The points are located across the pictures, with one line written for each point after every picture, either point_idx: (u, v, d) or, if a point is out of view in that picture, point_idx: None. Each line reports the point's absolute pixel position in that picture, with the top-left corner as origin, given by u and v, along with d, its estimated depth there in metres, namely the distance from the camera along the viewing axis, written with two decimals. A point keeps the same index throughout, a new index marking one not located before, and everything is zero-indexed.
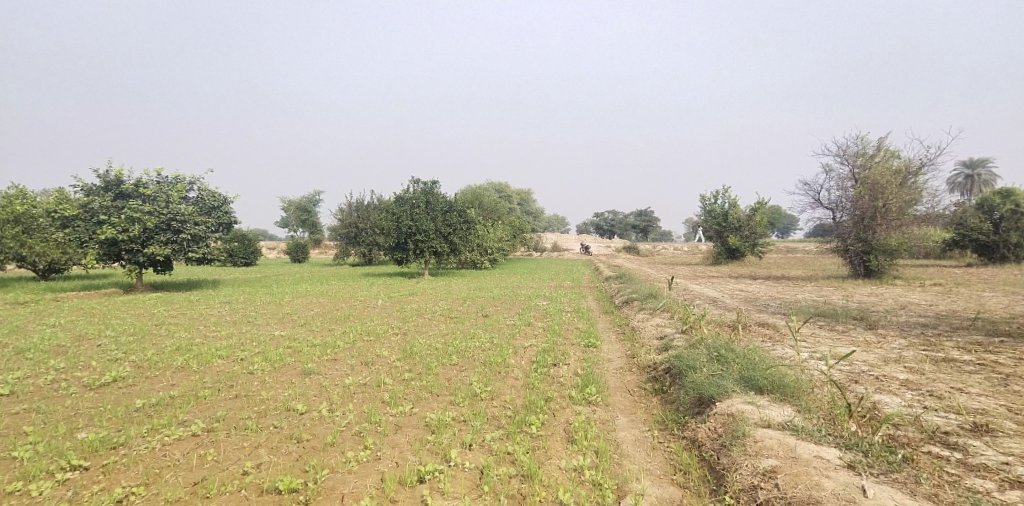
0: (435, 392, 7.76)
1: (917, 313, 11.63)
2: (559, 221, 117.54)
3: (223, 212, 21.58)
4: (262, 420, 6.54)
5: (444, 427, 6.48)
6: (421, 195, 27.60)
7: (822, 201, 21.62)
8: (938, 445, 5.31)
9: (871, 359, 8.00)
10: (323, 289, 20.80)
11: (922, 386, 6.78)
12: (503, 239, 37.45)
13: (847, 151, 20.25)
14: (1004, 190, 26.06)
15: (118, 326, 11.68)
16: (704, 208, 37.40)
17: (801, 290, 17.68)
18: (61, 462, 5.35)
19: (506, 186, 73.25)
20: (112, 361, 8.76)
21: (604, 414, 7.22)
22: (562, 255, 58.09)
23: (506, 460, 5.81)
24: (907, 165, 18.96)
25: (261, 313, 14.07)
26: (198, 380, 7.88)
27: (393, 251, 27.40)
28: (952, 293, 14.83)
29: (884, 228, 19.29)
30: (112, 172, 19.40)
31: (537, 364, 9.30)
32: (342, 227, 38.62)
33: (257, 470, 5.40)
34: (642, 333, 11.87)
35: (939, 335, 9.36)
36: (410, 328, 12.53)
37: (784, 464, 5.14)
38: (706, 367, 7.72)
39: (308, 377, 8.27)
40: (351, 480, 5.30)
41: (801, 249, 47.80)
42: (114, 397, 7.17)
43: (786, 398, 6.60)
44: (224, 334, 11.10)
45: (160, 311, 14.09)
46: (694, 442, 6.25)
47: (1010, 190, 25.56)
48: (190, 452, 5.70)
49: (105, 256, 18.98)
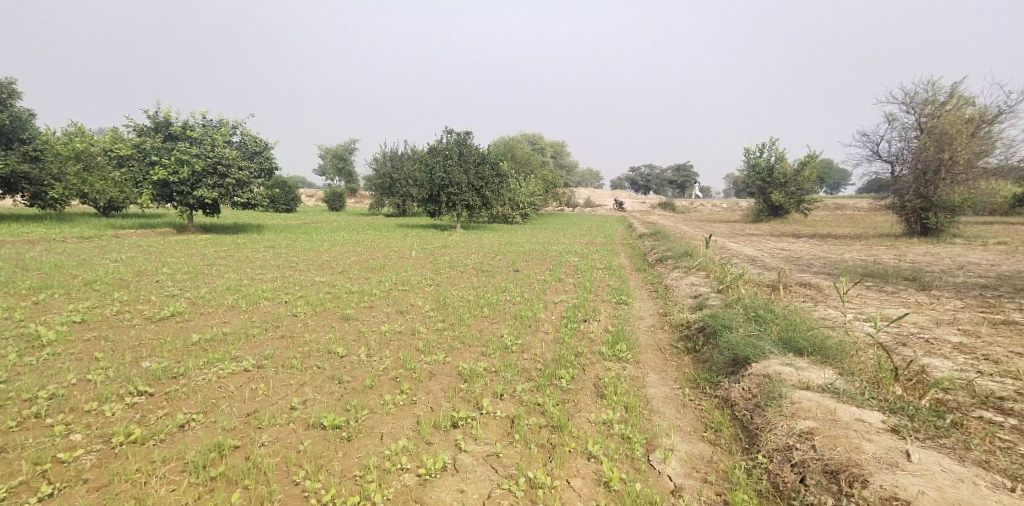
0: (468, 342, 7.92)
1: (976, 274, 11.09)
2: (594, 176, 115.90)
3: (265, 157, 21.97)
4: (306, 361, 6.82)
5: (476, 377, 6.62)
6: (455, 146, 27.48)
7: (880, 153, 20.49)
8: (990, 410, 5.15)
9: (922, 321, 7.73)
10: (360, 238, 21.20)
11: (976, 350, 6.53)
12: (535, 194, 37.16)
13: (914, 99, 18.96)
14: None
15: (172, 264, 12.24)
16: (748, 162, 36.06)
17: (846, 250, 17.06)
18: (129, 387, 5.72)
19: (541, 137, 72.00)
20: (169, 297, 9.22)
21: (634, 371, 7.25)
22: (597, 211, 57.37)
23: (537, 411, 5.94)
24: (983, 112, 17.56)
25: (302, 259, 14.52)
26: (247, 319, 8.25)
27: (427, 204, 27.70)
28: (1015, 253, 14.06)
29: (948, 183, 18.30)
30: (161, 113, 19.84)
31: (568, 319, 9.36)
32: (377, 177, 39.10)
33: (303, 406, 5.66)
34: (676, 292, 11.76)
35: (998, 297, 8.93)
36: (443, 280, 12.73)
37: (822, 426, 5.09)
38: (742, 327, 7.61)
39: (347, 322, 8.55)
40: (389, 421, 5.51)
41: (851, 206, 45.82)
42: (173, 331, 7.58)
43: (827, 361, 6.47)
44: (269, 277, 11.54)
45: (209, 252, 14.65)
46: (727, 402, 6.22)
47: None
48: (242, 385, 6.01)
49: (157, 197, 19.69)
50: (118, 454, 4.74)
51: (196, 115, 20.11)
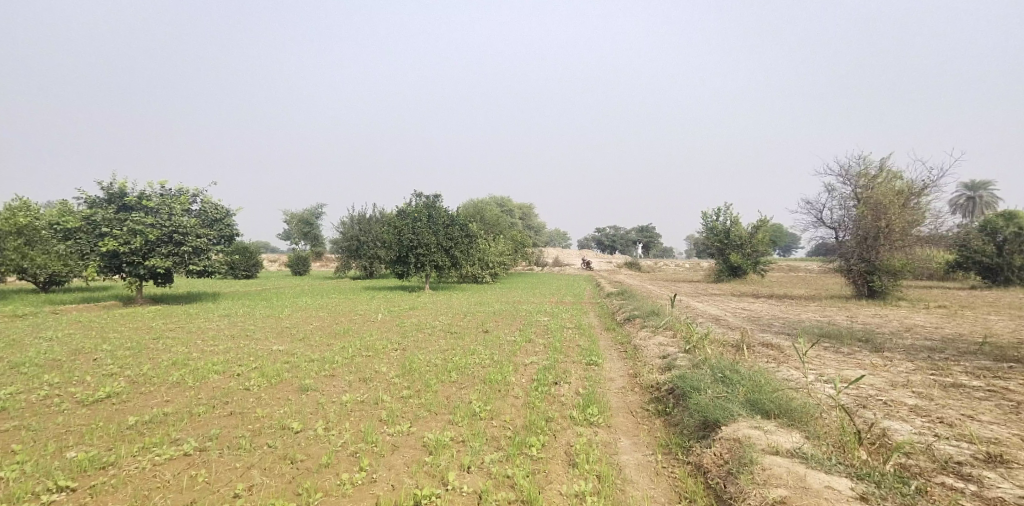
0: (434, 410, 7.61)
1: (923, 335, 11.48)
2: (562, 236, 117.97)
3: (225, 224, 21.57)
4: (256, 439, 6.39)
5: (441, 448, 6.31)
6: (423, 209, 27.65)
7: (824, 220, 21.56)
8: (951, 476, 5.16)
9: (879, 383, 7.85)
10: (323, 303, 20.67)
11: (931, 412, 6.63)
12: (504, 254, 37.36)
13: (849, 172, 20.25)
14: (1007, 213, 26.10)
15: (115, 340, 11.57)
16: (706, 225, 37.39)
17: (804, 309, 17.51)
18: (48, 483, 5.20)
19: (509, 201, 73.22)
20: (107, 377, 8.62)
21: (606, 436, 7.05)
22: (564, 271, 57.97)
23: (505, 485, 5.64)
24: (910, 186, 18.86)
25: (260, 327, 13.96)
26: (193, 396, 7.75)
27: (395, 265, 27.34)
28: (956, 316, 14.69)
29: (888, 249, 19.26)
30: (116, 184, 19.45)
31: (537, 382, 9.14)
32: (343, 240, 38.76)
33: (248, 492, 5.25)
34: (644, 352, 11.72)
35: (946, 359, 9.21)
36: (409, 344, 12.38)
37: (794, 494, 4.97)
38: (710, 389, 7.57)
39: (305, 394, 8.13)
40: (345, 504, 5.13)
41: (804, 268, 47.59)
42: (107, 414, 7.03)
43: (793, 424, 6.43)
44: (222, 348, 10.99)
45: (159, 325, 13.96)
46: (699, 468, 6.08)
47: (1014, 212, 25.58)
48: (181, 472, 5.56)
49: (106, 268, 18.91)
50: None
51: (153, 185, 19.80)
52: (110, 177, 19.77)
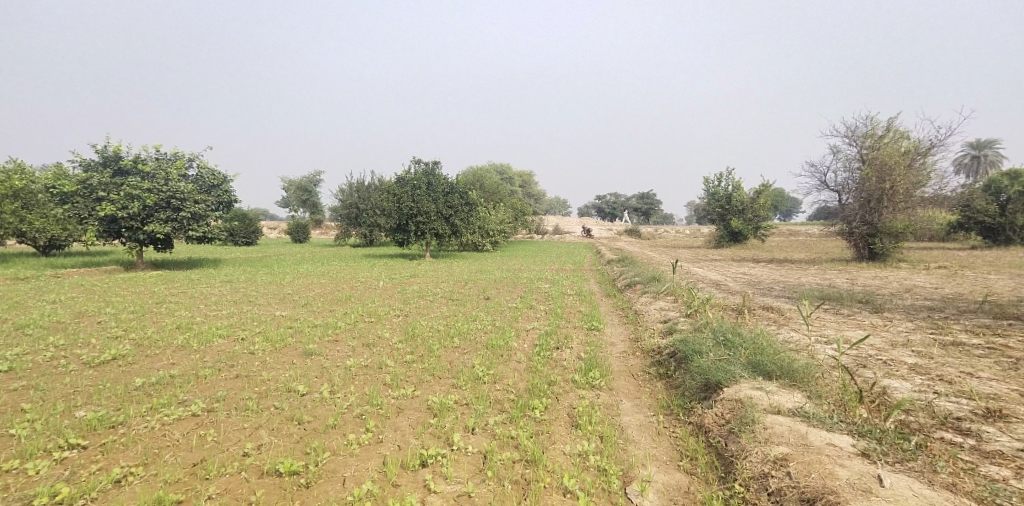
0: (439, 374, 7.67)
1: (921, 296, 11.51)
2: (561, 204, 117.52)
3: (223, 190, 21.37)
4: (262, 401, 6.45)
5: (446, 411, 6.38)
6: (422, 176, 27.37)
7: (828, 184, 21.35)
8: (950, 431, 5.21)
9: (878, 343, 7.90)
10: (324, 270, 20.68)
11: (930, 370, 6.67)
12: (505, 222, 37.29)
13: (855, 133, 19.91)
14: (1011, 173, 26.07)
15: (118, 304, 11.59)
16: (707, 191, 37.13)
17: (804, 273, 17.54)
18: (58, 441, 5.27)
19: (509, 168, 72.55)
20: (111, 339, 8.67)
21: (608, 398, 7.13)
22: (565, 238, 57.91)
23: (510, 445, 5.72)
24: (917, 146, 18.56)
25: (262, 293, 14.00)
26: (198, 360, 7.81)
27: (395, 233, 27.26)
28: (955, 276, 14.72)
29: (891, 211, 19.20)
30: (110, 147, 19.21)
31: (540, 347, 9.19)
32: (342, 208, 38.51)
33: (257, 452, 5.31)
34: (645, 317, 11.78)
35: (944, 318, 9.25)
36: (412, 310, 12.44)
37: (796, 451, 5.03)
38: (712, 352, 7.60)
39: (309, 358, 8.18)
40: (353, 463, 5.21)
41: (803, 232, 47.57)
42: (114, 376, 7.09)
43: (795, 384, 6.48)
44: (225, 313, 11.02)
45: (160, 290, 13.96)
46: (701, 428, 6.15)
47: (1019, 172, 25.66)
48: (190, 432, 5.63)
49: (104, 233, 18.83)
50: None
51: (149, 149, 19.55)
52: (104, 140, 19.49)
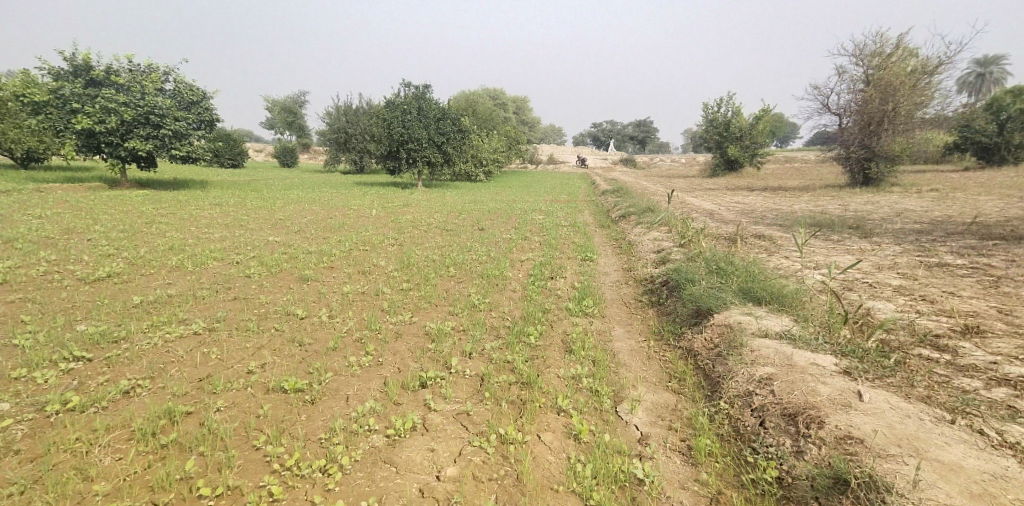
0: (435, 302, 7.81)
1: (912, 219, 11.60)
2: (556, 132, 115.20)
3: (203, 108, 20.66)
4: (262, 323, 6.57)
5: (444, 336, 6.54)
6: (412, 100, 26.44)
7: (830, 106, 20.89)
8: (928, 348, 5.42)
9: (866, 266, 8.06)
10: (315, 197, 20.43)
11: (914, 291, 6.86)
12: (498, 150, 36.60)
13: (863, 51, 19.21)
14: (1015, 88, 25.10)
15: (107, 223, 11.49)
16: (705, 117, 36.34)
17: (796, 201, 17.53)
18: (63, 353, 5.39)
19: (503, 92, 70.31)
20: (104, 257, 8.69)
21: (601, 325, 7.32)
22: (559, 167, 57.17)
23: (506, 369, 5.92)
24: (924, 64, 18.02)
25: (253, 217, 13.88)
26: (194, 280, 7.88)
27: (385, 160, 26.77)
28: (946, 199, 14.76)
29: (890, 133, 18.92)
30: (79, 56, 18.19)
31: (535, 277, 9.33)
32: (330, 131, 37.52)
33: (260, 370, 5.48)
34: (639, 247, 11.88)
35: (932, 241, 9.38)
36: (406, 239, 12.46)
37: (780, 372, 5.25)
38: (704, 280, 7.75)
39: (305, 284, 8.27)
40: (354, 383, 5.39)
41: (800, 158, 47.05)
42: (110, 292, 7.17)
43: (783, 309, 6.65)
44: (217, 236, 10.99)
45: (148, 210, 13.80)
46: (690, 352, 6.37)
47: (1022, 85, 24.63)
48: (193, 349, 5.77)
49: (83, 148, 18.40)
50: (54, 424, 4.49)
51: (121, 60, 18.54)
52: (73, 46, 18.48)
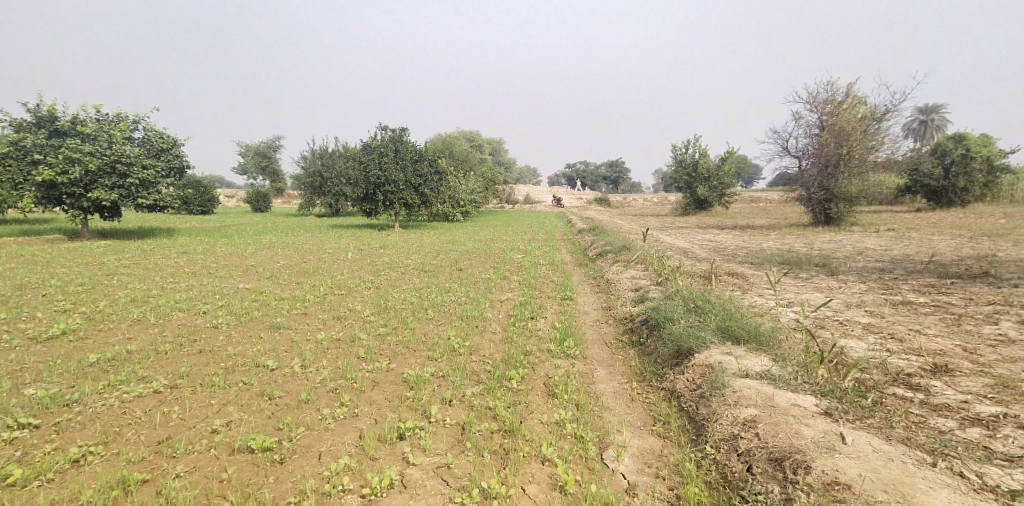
0: (413, 347, 7.61)
1: (874, 257, 11.97)
2: (531, 173, 117.21)
3: (173, 155, 20.48)
4: (229, 377, 6.28)
5: (423, 383, 6.33)
6: (389, 142, 26.59)
7: (790, 150, 21.71)
8: (902, 387, 5.44)
9: (836, 304, 8.19)
10: (289, 241, 20.16)
11: (883, 329, 6.95)
12: (475, 191, 36.87)
13: (817, 99, 20.15)
14: (956, 135, 26.79)
15: (64, 276, 11.07)
16: (674, 159, 37.46)
17: (766, 239, 17.97)
18: (7, 420, 5.03)
19: (478, 135, 71.60)
20: (59, 313, 8.30)
21: (583, 367, 7.21)
22: (535, 208, 57.86)
23: (488, 416, 5.73)
24: (873, 111, 18.99)
25: (222, 265, 13.54)
26: (156, 334, 7.54)
27: (362, 204, 26.84)
28: (904, 238, 15.33)
29: (846, 175, 19.69)
30: (44, 106, 18.06)
31: (515, 318, 9.21)
32: (306, 176, 37.54)
33: (226, 428, 5.19)
34: (617, 285, 11.92)
35: (895, 278, 9.65)
36: (382, 282, 12.27)
37: (763, 413, 5.18)
38: (684, 318, 7.73)
39: (277, 332, 7.99)
40: (327, 438, 5.14)
41: (764, 199, 48.69)
42: (64, 351, 6.81)
43: (761, 348, 6.65)
44: (183, 286, 10.64)
45: (110, 261, 13.38)
46: (673, 393, 6.28)
47: (962, 134, 26.37)
48: (152, 409, 5.45)
49: (43, 200, 17.83)
50: None
51: (88, 109, 18.45)
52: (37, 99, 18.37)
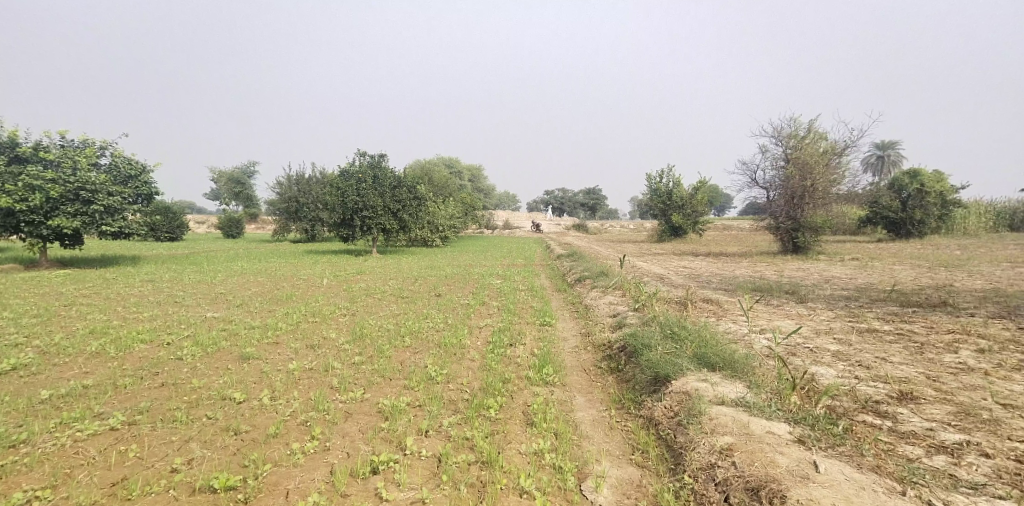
0: (389, 376, 7.50)
1: (841, 286, 12.31)
2: (510, 199, 118.02)
3: (141, 181, 20.13)
4: (193, 411, 6.10)
5: (398, 414, 6.24)
6: (367, 169, 26.53)
7: (757, 181, 22.33)
8: (871, 414, 5.57)
9: (806, 331, 8.36)
10: (262, 267, 19.86)
11: (851, 356, 7.11)
12: (454, 217, 36.86)
13: (781, 133, 20.86)
14: (910, 171, 28.19)
15: (20, 307, 10.67)
16: (649, 187, 38.27)
17: (738, 266, 18.35)
18: None
19: (457, 161, 72.05)
20: (12, 347, 7.99)
21: (561, 395, 7.19)
22: (514, 233, 58.09)
23: (465, 447, 5.66)
24: (834, 146, 19.75)
25: (191, 293, 13.23)
26: (117, 368, 7.30)
27: (339, 228, 26.59)
28: (867, 267, 15.82)
29: (811, 206, 20.34)
30: (6, 132, 17.68)
31: (493, 344, 9.16)
32: (280, 202, 36.68)
33: (187, 467, 5.03)
34: (595, 311, 11.99)
35: (861, 306, 9.92)
36: (359, 309, 12.12)
37: (739, 441, 5.23)
38: (660, 345, 7.80)
39: (247, 363, 7.81)
40: (297, 474, 5.01)
41: (736, 227, 49.83)
42: (15, 388, 6.55)
43: (736, 375, 6.72)
44: (148, 316, 10.35)
45: (72, 291, 12.96)
46: (651, 421, 6.30)
47: (916, 170, 27.76)
48: (108, 448, 5.26)
49: (1, 228, 17.29)
50: None
51: (52, 135, 18.12)
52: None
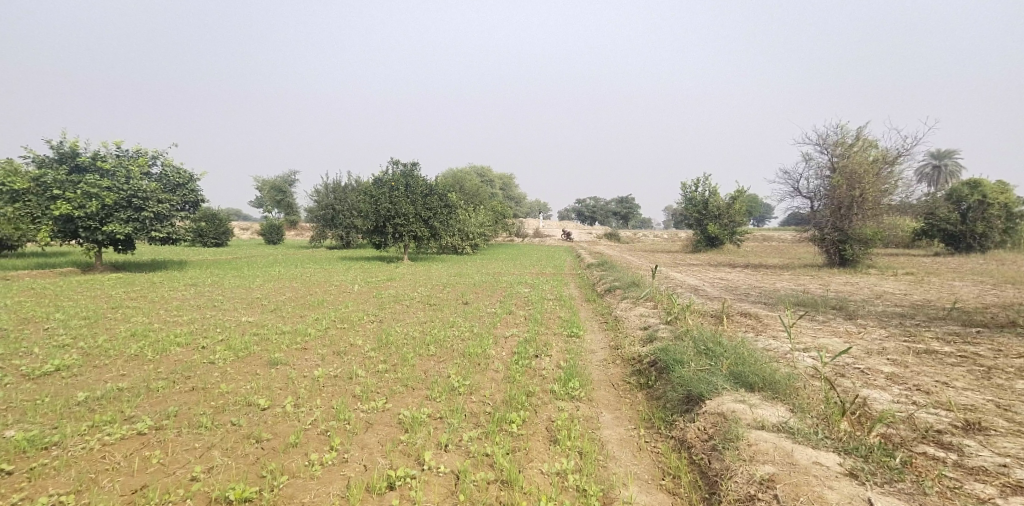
0: (412, 385, 7.30)
1: (893, 302, 11.54)
2: (542, 207, 117.87)
3: (188, 189, 20.68)
4: (217, 417, 6.01)
5: (418, 426, 6.01)
6: (400, 178, 26.60)
7: (801, 190, 21.49)
8: (932, 445, 5.05)
9: (855, 351, 7.77)
10: (296, 273, 20.13)
11: (907, 380, 6.55)
12: (485, 225, 36.78)
13: (827, 140, 19.99)
14: (970, 180, 26.63)
15: (69, 309, 10.98)
16: (685, 196, 37.51)
17: (779, 279, 17.56)
18: None
19: (490, 170, 72.03)
20: (58, 348, 8.15)
21: (588, 411, 6.84)
22: (546, 242, 57.85)
23: (485, 464, 5.38)
24: (885, 154, 18.77)
25: (228, 297, 13.42)
26: (151, 370, 7.34)
27: (372, 235, 26.73)
28: (922, 283, 14.85)
29: (860, 218, 19.47)
30: (67, 143, 18.46)
31: (519, 356, 8.86)
32: (318, 208, 37.65)
33: (206, 475, 4.90)
34: (626, 323, 11.56)
35: (917, 325, 9.20)
36: (387, 315, 12.03)
37: (782, 472, 4.80)
38: (694, 362, 7.36)
39: (274, 368, 7.74)
40: (312, 487, 4.83)
41: (778, 238, 48.26)
42: (54, 389, 6.63)
43: (777, 397, 6.26)
44: (185, 319, 10.47)
45: (117, 293, 13.31)
46: (683, 443, 5.90)
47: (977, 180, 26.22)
48: (133, 454, 5.19)
49: (60, 233, 17.96)
50: None
51: (109, 145, 18.85)
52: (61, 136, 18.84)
